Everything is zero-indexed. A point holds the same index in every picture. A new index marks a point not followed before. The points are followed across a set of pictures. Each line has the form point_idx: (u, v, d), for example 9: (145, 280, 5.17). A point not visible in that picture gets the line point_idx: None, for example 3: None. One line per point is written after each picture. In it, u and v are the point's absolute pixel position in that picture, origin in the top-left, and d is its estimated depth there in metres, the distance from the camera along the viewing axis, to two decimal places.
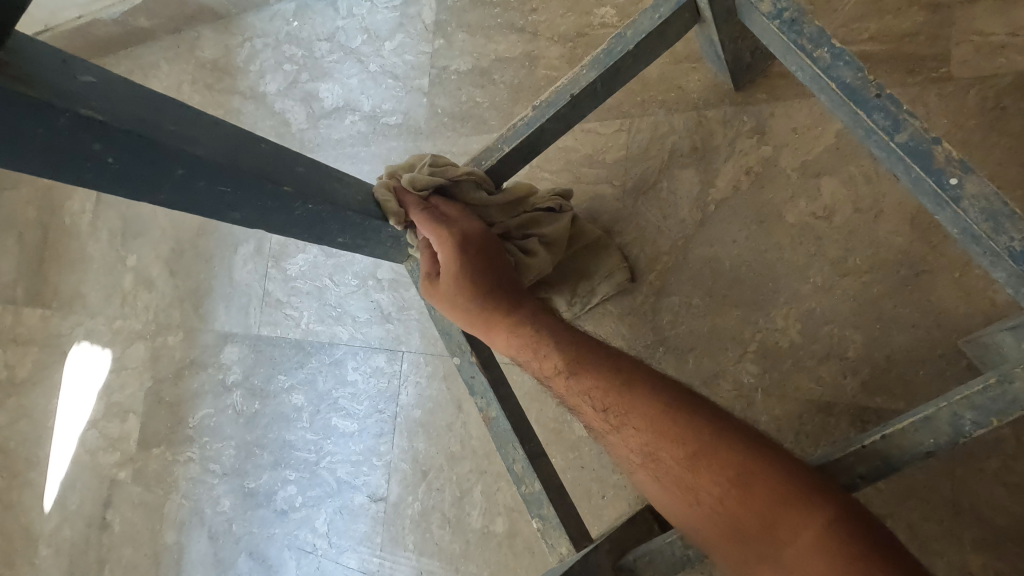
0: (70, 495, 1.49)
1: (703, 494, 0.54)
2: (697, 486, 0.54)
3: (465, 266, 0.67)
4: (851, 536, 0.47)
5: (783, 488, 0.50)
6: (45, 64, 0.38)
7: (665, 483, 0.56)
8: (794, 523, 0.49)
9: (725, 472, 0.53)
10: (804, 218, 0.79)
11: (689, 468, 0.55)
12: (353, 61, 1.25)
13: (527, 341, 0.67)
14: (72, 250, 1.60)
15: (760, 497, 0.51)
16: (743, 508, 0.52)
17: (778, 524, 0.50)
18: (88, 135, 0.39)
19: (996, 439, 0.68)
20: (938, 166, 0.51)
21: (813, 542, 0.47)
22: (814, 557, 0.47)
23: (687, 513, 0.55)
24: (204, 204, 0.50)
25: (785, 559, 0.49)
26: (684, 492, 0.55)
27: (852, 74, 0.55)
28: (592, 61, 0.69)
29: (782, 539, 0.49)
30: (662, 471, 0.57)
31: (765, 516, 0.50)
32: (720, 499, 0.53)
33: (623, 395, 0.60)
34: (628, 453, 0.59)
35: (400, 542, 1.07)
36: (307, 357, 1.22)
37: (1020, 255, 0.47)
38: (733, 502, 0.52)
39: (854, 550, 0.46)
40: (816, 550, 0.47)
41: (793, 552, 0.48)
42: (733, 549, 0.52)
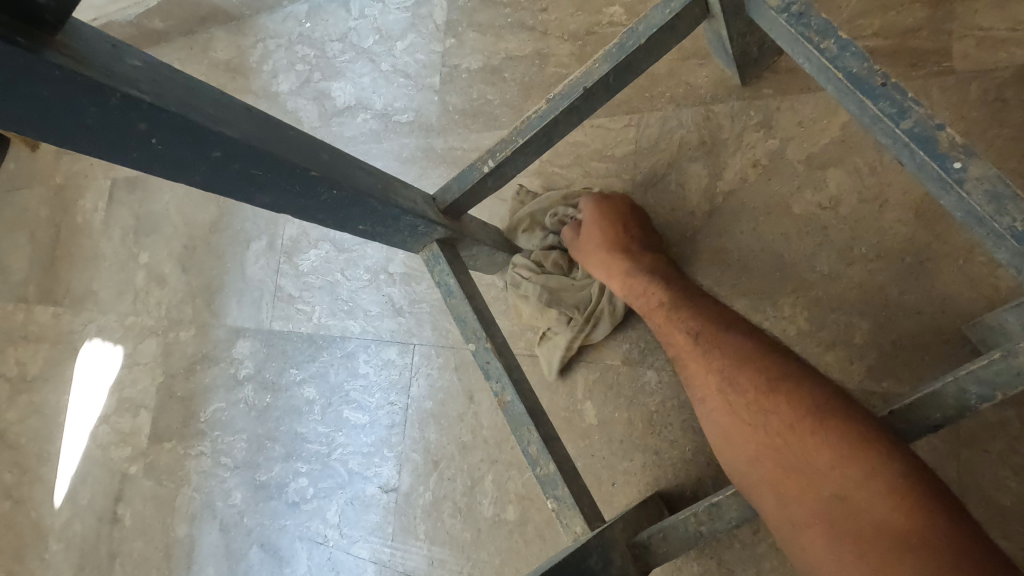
0: (81, 489, 1.51)
1: (777, 426, 0.59)
2: (773, 416, 0.60)
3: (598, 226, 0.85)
4: (921, 488, 0.50)
5: (861, 431, 0.54)
6: (98, 46, 0.40)
7: (742, 411, 0.62)
8: (867, 466, 0.52)
9: (809, 408, 0.58)
10: (811, 209, 0.81)
11: (769, 398, 0.61)
12: (365, 60, 1.27)
13: (636, 284, 0.79)
14: (86, 248, 1.63)
15: (835, 435, 0.55)
16: (821, 444, 0.55)
17: (847, 463, 0.53)
18: (134, 114, 0.41)
19: (1001, 422, 0.70)
20: (941, 151, 0.52)
21: (882, 482, 0.51)
22: (881, 500, 0.51)
23: (753, 442, 0.60)
24: (235, 184, 0.53)
25: (848, 497, 0.53)
26: (760, 421, 0.61)
27: (858, 64, 0.57)
28: (605, 55, 0.71)
29: (856, 478, 0.53)
30: (743, 400, 0.63)
31: (837, 454, 0.54)
32: (799, 432, 0.57)
33: (723, 340, 0.67)
34: (709, 382, 0.66)
35: (411, 531, 1.08)
36: (319, 350, 1.24)
37: (1022, 235, 0.49)
38: (811, 434, 0.56)
39: (924, 499, 0.50)
40: (885, 494, 0.51)
41: (859, 492, 0.52)
42: (793, 484, 0.56)
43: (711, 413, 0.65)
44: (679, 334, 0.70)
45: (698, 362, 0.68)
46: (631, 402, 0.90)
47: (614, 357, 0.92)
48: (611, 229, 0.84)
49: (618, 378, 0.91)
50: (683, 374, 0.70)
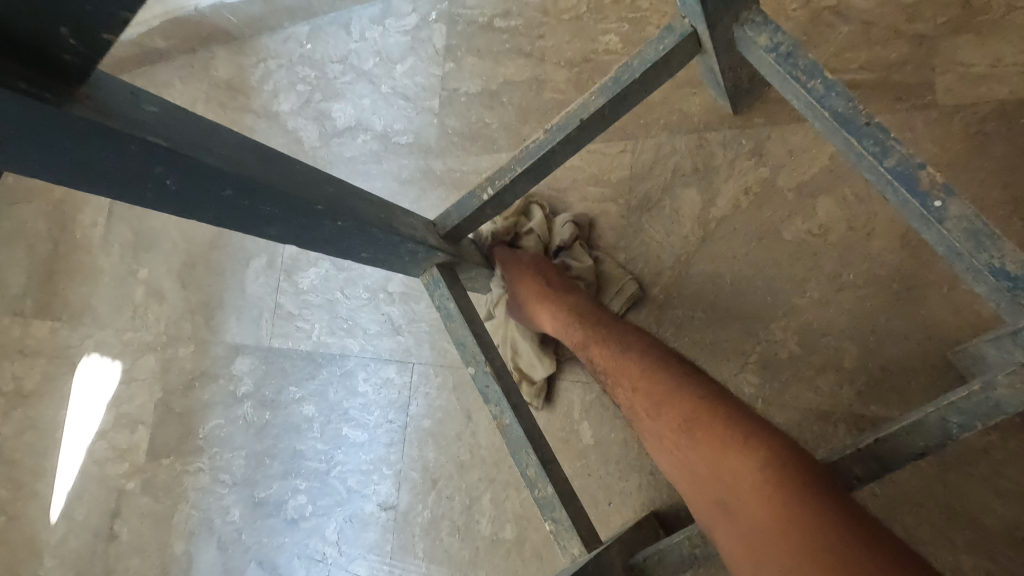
0: (77, 505, 1.51)
1: (669, 444, 0.65)
2: (662, 438, 0.66)
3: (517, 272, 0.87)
4: (784, 481, 0.56)
5: (726, 439, 0.61)
6: (117, 95, 0.42)
7: (648, 434, 0.69)
8: (737, 471, 0.59)
9: (680, 423, 0.65)
10: (801, 235, 0.83)
11: (659, 420, 0.67)
12: (365, 82, 1.30)
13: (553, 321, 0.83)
14: (84, 263, 1.64)
15: (712, 447, 0.61)
16: (696, 456, 0.62)
17: (724, 471, 0.60)
18: (152, 159, 0.43)
19: (985, 446, 0.72)
20: (923, 189, 0.55)
21: (747, 483, 0.57)
22: (751, 499, 0.57)
23: (661, 461, 0.67)
24: (245, 218, 0.54)
25: (728, 502, 0.58)
26: (656, 442, 0.67)
27: (844, 104, 0.59)
28: (600, 88, 0.73)
29: (727, 485, 0.59)
30: (645, 421, 0.69)
31: (715, 464, 0.60)
32: (678, 447, 0.64)
33: (616, 365, 0.74)
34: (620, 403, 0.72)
35: (409, 549, 1.09)
36: (318, 367, 1.25)
37: (1000, 271, 0.51)
38: (687, 450, 0.63)
39: (783, 494, 0.55)
40: (753, 493, 0.57)
41: (735, 496, 0.58)
42: (695, 495, 0.62)
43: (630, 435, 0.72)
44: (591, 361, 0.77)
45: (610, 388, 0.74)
46: (627, 423, 0.91)
47: None
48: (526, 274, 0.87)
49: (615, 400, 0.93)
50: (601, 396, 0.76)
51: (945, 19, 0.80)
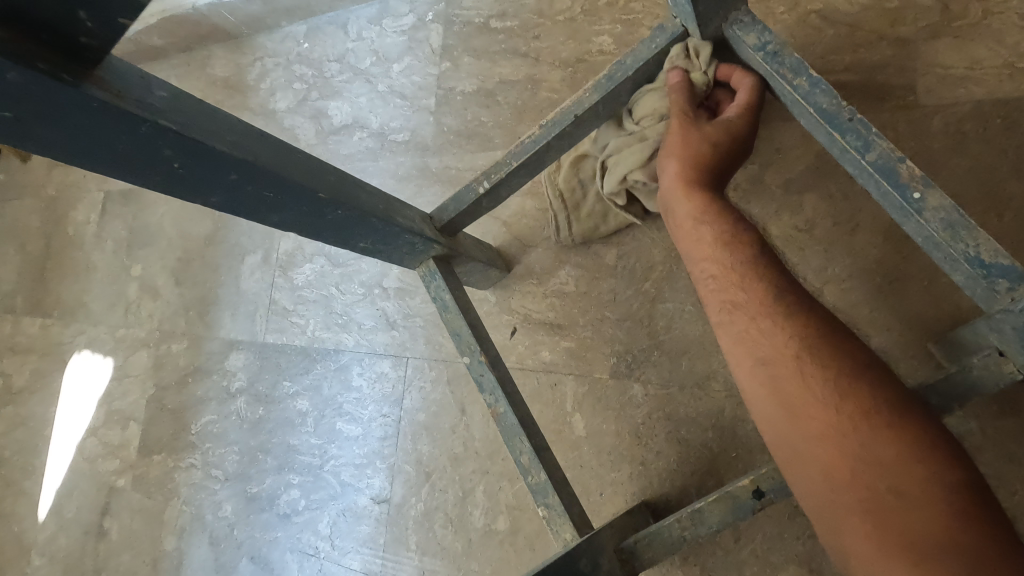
0: (67, 502, 1.50)
1: (852, 408, 0.54)
2: (847, 398, 0.55)
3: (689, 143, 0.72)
4: (974, 502, 0.49)
5: (926, 435, 0.52)
6: (130, 79, 0.43)
7: (808, 384, 0.57)
8: (925, 470, 0.50)
9: (880, 396, 0.55)
10: (788, 231, 0.86)
11: (849, 379, 0.56)
12: (362, 80, 1.31)
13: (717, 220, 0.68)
14: (77, 260, 1.63)
15: (908, 435, 0.52)
16: (882, 433, 0.53)
17: (910, 461, 0.51)
18: (161, 141, 0.45)
19: (965, 433, 0.75)
20: (902, 181, 0.57)
21: (936, 487, 0.50)
22: (935, 502, 0.49)
23: (811, 415, 0.56)
24: (249, 204, 0.56)
25: (903, 496, 0.50)
26: (831, 397, 0.56)
27: (828, 101, 0.62)
28: (595, 85, 0.76)
29: (908, 475, 0.51)
30: (815, 370, 0.57)
31: (904, 452, 0.51)
32: (865, 416, 0.54)
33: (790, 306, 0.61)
34: (779, 341, 0.60)
35: (403, 542, 1.10)
36: (313, 362, 1.26)
37: (976, 260, 0.53)
38: (877, 424, 0.53)
39: (977, 513, 0.48)
40: (942, 498, 0.49)
41: (915, 490, 0.50)
42: (848, 469, 0.53)
43: (761, 378, 0.60)
44: (754, 286, 0.63)
45: (762, 319, 0.61)
46: (618, 415, 0.93)
47: (602, 370, 0.95)
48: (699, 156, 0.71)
49: (606, 393, 0.94)
50: (728, 332, 0.64)
51: (926, 22, 0.83)
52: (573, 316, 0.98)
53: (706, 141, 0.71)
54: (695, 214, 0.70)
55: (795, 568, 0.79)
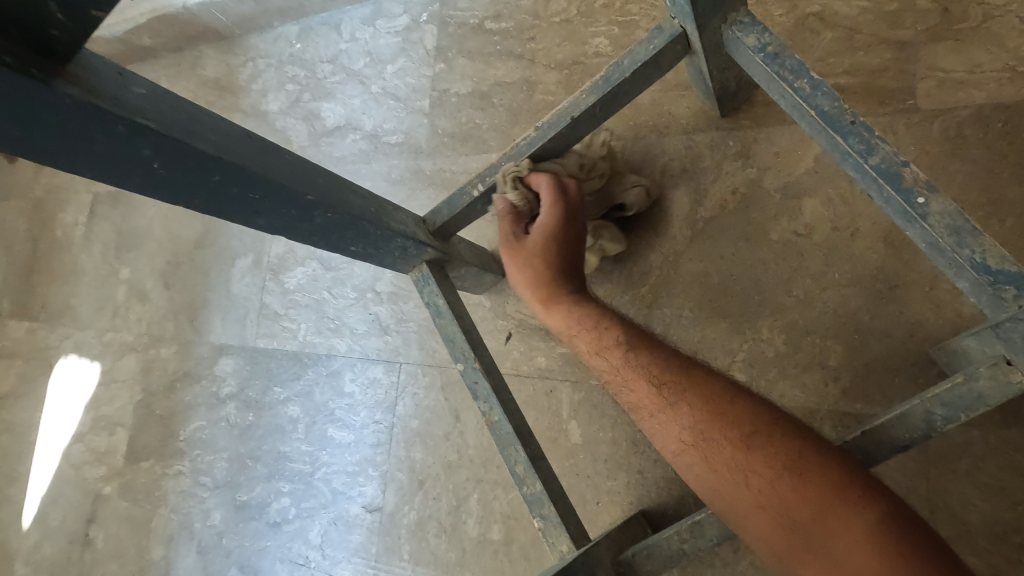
0: (52, 510, 1.47)
1: (754, 480, 0.55)
2: (748, 471, 0.55)
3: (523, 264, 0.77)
4: (899, 536, 0.48)
5: (835, 481, 0.52)
6: (106, 75, 0.41)
7: (715, 469, 0.57)
8: (841, 519, 0.50)
9: (781, 459, 0.54)
10: (787, 235, 0.84)
11: (744, 453, 0.56)
12: (355, 82, 1.30)
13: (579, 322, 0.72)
14: (64, 262, 1.61)
15: (816, 490, 0.52)
16: (797, 495, 0.53)
17: (826, 515, 0.51)
18: (139, 141, 0.43)
19: (966, 442, 0.74)
20: (906, 186, 0.56)
21: (856, 531, 0.50)
22: (860, 551, 0.49)
23: (731, 498, 0.56)
24: (234, 207, 0.54)
25: (830, 552, 0.50)
26: (733, 476, 0.56)
27: (829, 103, 0.61)
28: (592, 86, 0.74)
29: (829, 530, 0.51)
30: (715, 454, 0.57)
31: (815, 507, 0.52)
32: (771, 484, 0.54)
33: (680, 377, 0.62)
34: (676, 430, 0.60)
35: (395, 551, 1.08)
36: (305, 368, 1.23)
37: (981, 266, 0.52)
38: (784, 488, 0.53)
39: (902, 550, 0.48)
40: (863, 546, 0.49)
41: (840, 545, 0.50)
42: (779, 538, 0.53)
43: (680, 466, 0.60)
44: (636, 381, 0.64)
45: (660, 413, 0.61)
46: (615, 422, 0.91)
47: (599, 377, 0.93)
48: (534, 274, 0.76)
49: (603, 399, 0.93)
50: (641, 425, 0.64)
51: (925, 26, 0.82)
52: None
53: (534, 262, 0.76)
54: (564, 326, 0.73)
55: None
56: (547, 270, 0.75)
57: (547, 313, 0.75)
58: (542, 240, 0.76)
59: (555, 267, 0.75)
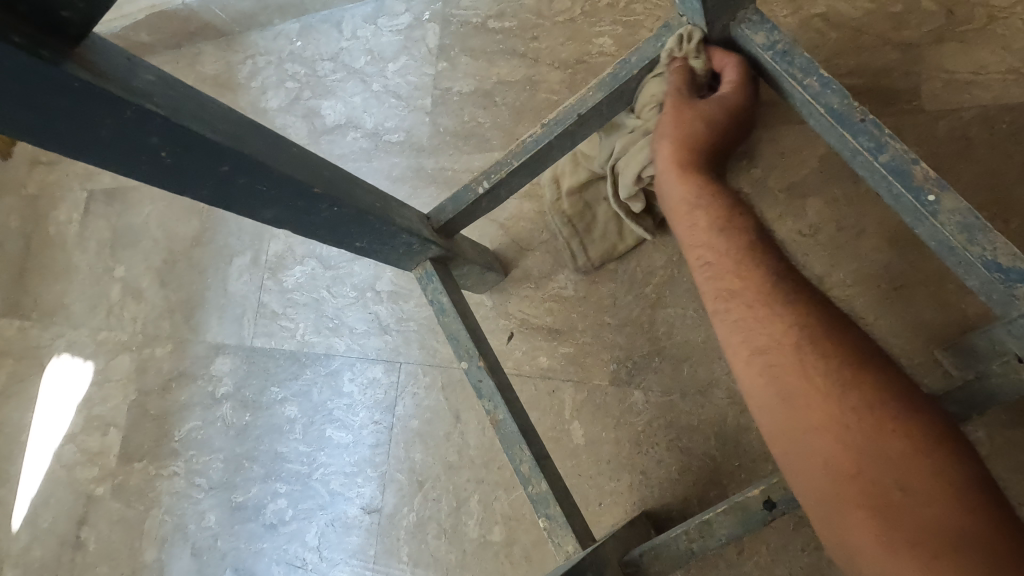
0: (42, 511, 1.44)
1: (851, 395, 0.51)
2: (848, 385, 0.52)
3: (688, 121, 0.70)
4: (988, 496, 0.45)
5: (933, 427, 0.49)
6: (115, 59, 0.40)
7: (807, 373, 0.54)
8: (932, 462, 0.47)
9: (884, 386, 0.51)
10: (792, 236, 0.84)
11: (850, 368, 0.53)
12: (356, 80, 1.29)
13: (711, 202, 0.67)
14: (57, 261, 1.58)
15: (914, 426, 0.49)
16: (887, 425, 0.49)
17: (917, 450, 0.48)
18: (148, 127, 0.42)
19: (972, 442, 0.74)
20: (917, 184, 0.56)
21: (945, 476, 0.46)
22: (943, 497, 0.46)
23: (808, 409, 0.53)
24: (240, 198, 0.53)
25: (909, 487, 0.47)
26: (829, 387, 0.53)
27: (839, 101, 0.60)
28: (598, 83, 0.74)
29: (915, 467, 0.47)
30: (815, 359, 0.54)
31: (909, 442, 0.48)
32: (867, 405, 0.51)
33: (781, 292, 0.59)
34: (776, 329, 0.57)
35: (395, 552, 1.07)
36: (303, 367, 1.22)
37: (992, 264, 0.52)
38: (880, 414, 0.50)
39: (991, 507, 0.45)
40: (950, 492, 0.46)
41: (920, 483, 0.47)
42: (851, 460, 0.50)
43: (756, 367, 0.57)
44: (750, 270, 0.61)
45: (760, 306, 0.59)
46: (618, 422, 0.91)
47: (602, 377, 0.93)
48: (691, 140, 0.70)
49: (606, 399, 0.92)
50: (733, 320, 0.60)
51: (931, 27, 0.82)
52: (572, 321, 0.96)
53: (700, 120, 0.70)
54: (691, 196, 0.69)
55: None
56: (702, 141, 0.70)
57: (679, 180, 0.70)
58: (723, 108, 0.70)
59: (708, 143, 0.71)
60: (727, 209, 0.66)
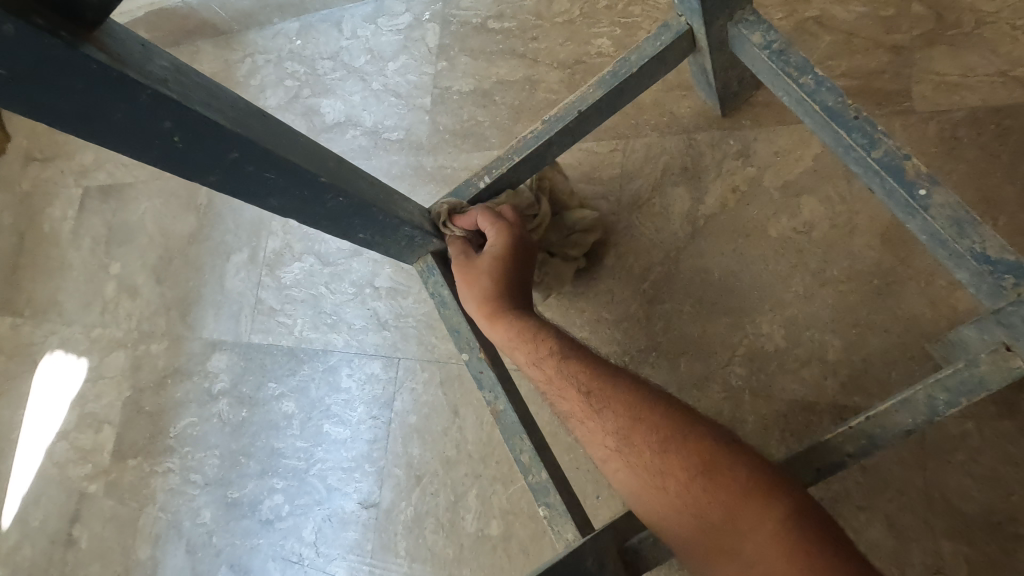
0: (33, 510, 1.43)
1: (670, 482, 0.58)
2: (666, 474, 0.58)
3: (471, 279, 0.77)
4: (802, 531, 0.52)
5: (744, 481, 0.55)
6: (129, 44, 0.41)
7: (636, 471, 0.60)
8: (750, 520, 0.53)
9: (695, 462, 0.57)
10: (787, 233, 0.86)
11: (661, 457, 0.59)
12: (356, 79, 1.30)
13: (522, 334, 0.72)
14: (51, 257, 1.58)
15: (726, 491, 0.55)
16: (707, 497, 0.56)
17: (738, 515, 0.54)
18: (161, 112, 0.43)
19: (962, 434, 0.75)
20: (909, 179, 0.57)
21: (764, 527, 0.53)
22: (767, 548, 0.52)
23: (651, 500, 0.59)
24: (248, 186, 0.54)
25: (741, 549, 0.53)
26: (654, 481, 0.59)
27: (833, 99, 0.62)
28: (599, 81, 0.75)
29: (741, 528, 0.54)
30: (634, 459, 0.60)
31: (727, 507, 0.55)
32: (687, 487, 0.57)
33: (599, 386, 0.64)
34: (601, 434, 0.63)
35: (391, 548, 1.07)
36: (301, 363, 1.22)
37: (982, 256, 0.54)
38: (699, 490, 0.56)
39: (804, 542, 0.51)
40: (771, 542, 0.52)
41: (750, 543, 0.53)
42: (696, 538, 0.56)
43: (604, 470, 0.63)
44: (567, 388, 0.66)
45: (585, 420, 0.64)
46: None
47: None
48: (483, 291, 0.75)
49: None
50: (574, 433, 0.66)
51: (921, 31, 0.84)
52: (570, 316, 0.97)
53: (482, 276, 0.76)
54: (505, 340, 0.73)
55: None
56: (493, 287, 0.75)
57: (492, 328, 0.74)
58: (495, 260, 0.76)
59: (502, 284, 0.75)
60: (532, 341, 0.71)
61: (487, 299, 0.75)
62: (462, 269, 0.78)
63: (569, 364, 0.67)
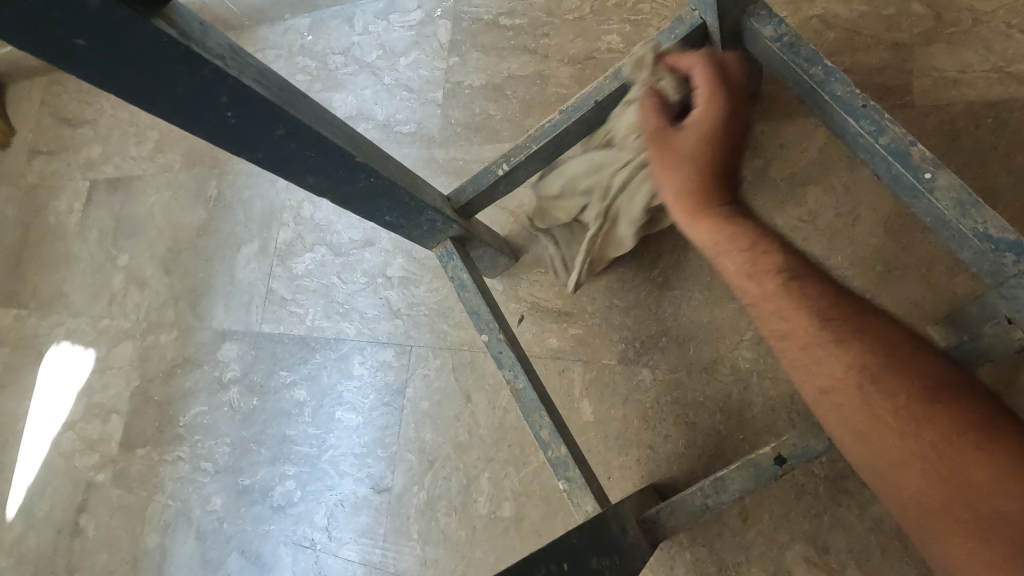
0: (38, 500, 1.43)
1: (924, 429, 0.51)
2: (921, 421, 0.52)
3: (676, 157, 0.67)
4: None
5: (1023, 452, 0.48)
6: (191, 22, 0.43)
7: (875, 411, 0.53)
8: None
9: (962, 415, 0.50)
10: (793, 222, 0.89)
11: (918, 403, 0.52)
12: (368, 73, 1.32)
13: (736, 230, 0.63)
14: (57, 249, 1.58)
15: (1000, 456, 0.48)
16: (968, 454, 0.49)
17: (1006, 481, 0.47)
18: (219, 87, 0.45)
19: None
20: (915, 163, 0.61)
21: None
22: None
23: (886, 444, 0.53)
24: (289, 164, 0.56)
25: (1001, 515, 0.47)
26: (903, 424, 0.52)
27: (842, 89, 0.65)
28: (614, 72, 0.77)
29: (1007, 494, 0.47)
30: (879, 398, 0.53)
31: (994, 471, 0.48)
32: (942, 439, 0.50)
33: (846, 313, 0.57)
34: (834, 367, 0.56)
35: (404, 531, 1.09)
36: (313, 351, 1.24)
37: (984, 235, 0.57)
38: (959, 445, 0.50)
39: None
40: None
41: (1011, 512, 0.47)
42: (934, 494, 0.50)
43: (827, 407, 0.56)
44: (789, 307, 0.58)
45: (811, 345, 0.57)
46: (626, 399, 0.94)
47: (610, 357, 0.96)
48: (691, 173, 0.67)
49: (615, 378, 0.96)
50: (784, 359, 0.60)
51: (921, 29, 0.88)
52: (581, 303, 0.99)
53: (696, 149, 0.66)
54: (710, 238, 0.64)
55: (801, 546, 0.83)
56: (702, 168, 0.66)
57: (695, 221, 0.65)
58: (707, 134, 0.67)
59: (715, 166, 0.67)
60: (750, 249, 0.61)
61: (690, 184, 0.67)
62: (661, 142, 0.69)
63: (799, 285, 0.59)
